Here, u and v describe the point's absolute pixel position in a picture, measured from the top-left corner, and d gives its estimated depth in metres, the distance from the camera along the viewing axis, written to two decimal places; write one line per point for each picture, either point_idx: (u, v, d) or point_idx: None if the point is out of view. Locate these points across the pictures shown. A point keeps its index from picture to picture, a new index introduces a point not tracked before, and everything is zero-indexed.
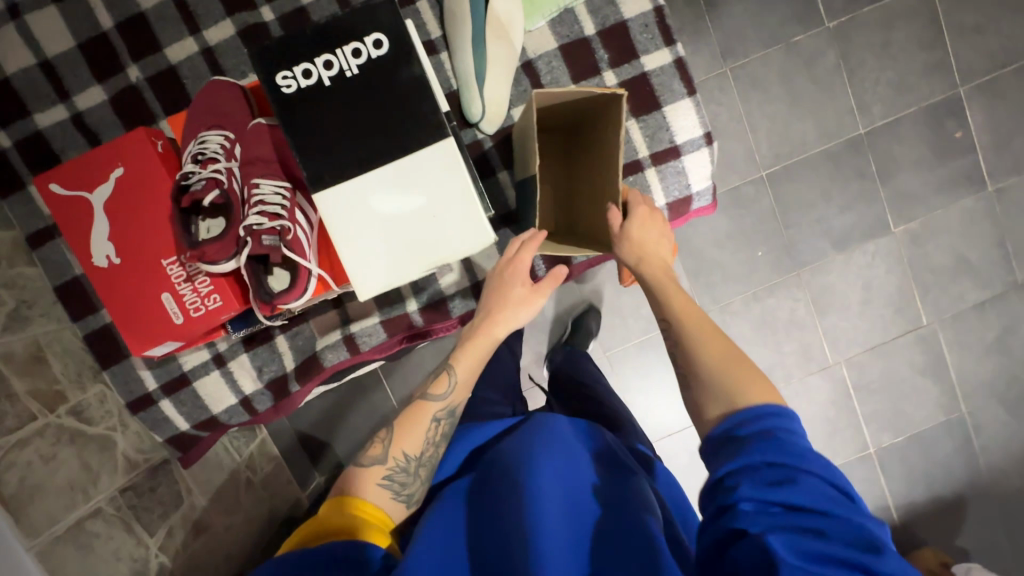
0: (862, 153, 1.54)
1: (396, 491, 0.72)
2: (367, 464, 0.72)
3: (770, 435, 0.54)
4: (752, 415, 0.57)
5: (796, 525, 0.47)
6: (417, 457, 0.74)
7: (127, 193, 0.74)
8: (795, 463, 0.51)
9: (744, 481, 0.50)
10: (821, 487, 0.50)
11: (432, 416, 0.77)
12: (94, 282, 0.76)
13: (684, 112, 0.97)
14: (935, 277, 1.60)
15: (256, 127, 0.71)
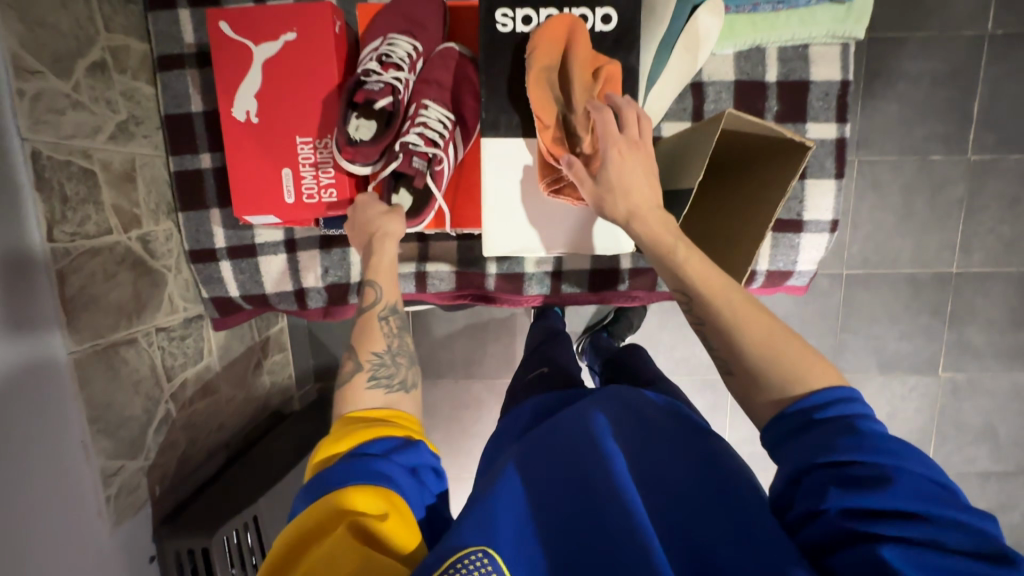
0: (944, 291, 1.52)
1: (386, 384, 0.63)
2: (347, 379, 0.63)
3: (853, 422, 0.49)
4: (818, 399, 0.51)
5: (904, 533, 0.43)
6: (388, 349, 0.65)
7: (291, 60, 0.73)
8: (885, 457, 0.46)
9: (834, 488, 0.46)
10: (921, 483, 0.46)
11: (377, 317, 0.67)
12: (226, 131, 0.75)
13: (823, 192, 0.95)
14: (957, 433, 1.60)
15: (446, 51, 0.75)
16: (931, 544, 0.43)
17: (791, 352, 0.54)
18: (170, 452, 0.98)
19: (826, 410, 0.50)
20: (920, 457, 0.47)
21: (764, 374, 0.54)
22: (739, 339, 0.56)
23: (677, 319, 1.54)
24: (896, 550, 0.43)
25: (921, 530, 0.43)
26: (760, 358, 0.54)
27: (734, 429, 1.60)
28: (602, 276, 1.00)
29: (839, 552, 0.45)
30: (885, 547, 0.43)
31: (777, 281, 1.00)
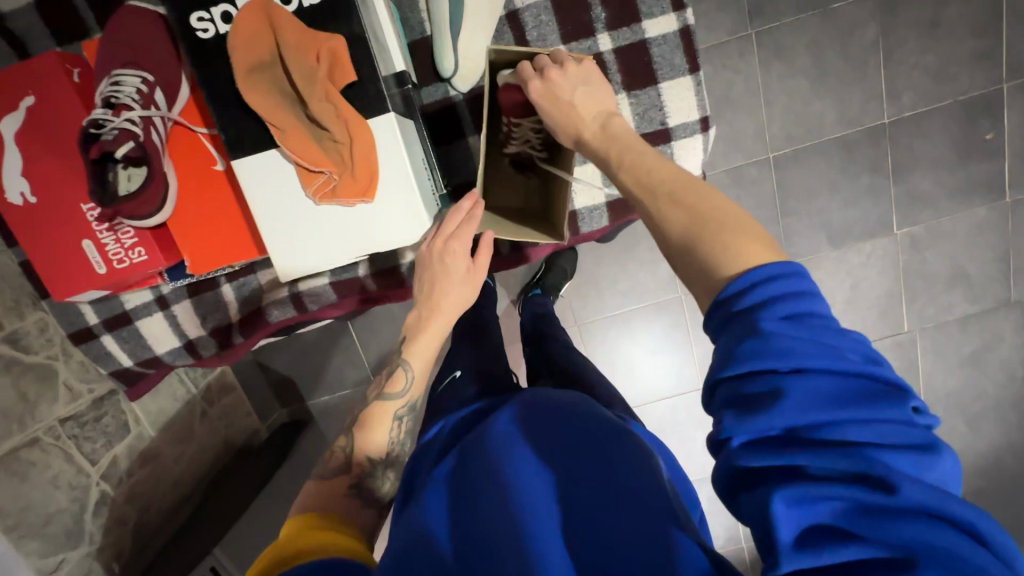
0: (880, 145, 1.43)
1: (365, 498, 0.66)
2: (329, 476, 0.67)
3: (759, 319, 0.38)
4: (765, 280, 0.39)
5: (795, 461, 0.36)
6: (382, 458, 0.70)
7: (42, 128, 0.67)
8: (786, 364, 0.37)
9: (727, 410, 0.38)
10: (827, 384, 0.36)
11: (393, 415, 0.73)
12: (10, 219, 0.70)
13: (682, 91, 0.87)
14: (926, 285, 1.54)
15: (130, 13, 0.66)
16: (822, 466, 0.36)
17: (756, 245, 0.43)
18: (120, 528, 1.00)
19: (757, 293, 0.39)
20: (832, 349, 0.37)
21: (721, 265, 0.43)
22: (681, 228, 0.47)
23: (613, 251, 1.48)
24: (787, 488, 0.36)
25: (818, 455, 0.35)
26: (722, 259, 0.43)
27: (700, 343, 1.56)
28: None
29: (742, 493, 0.38)
30: (783, 486, 0.35)
31: None
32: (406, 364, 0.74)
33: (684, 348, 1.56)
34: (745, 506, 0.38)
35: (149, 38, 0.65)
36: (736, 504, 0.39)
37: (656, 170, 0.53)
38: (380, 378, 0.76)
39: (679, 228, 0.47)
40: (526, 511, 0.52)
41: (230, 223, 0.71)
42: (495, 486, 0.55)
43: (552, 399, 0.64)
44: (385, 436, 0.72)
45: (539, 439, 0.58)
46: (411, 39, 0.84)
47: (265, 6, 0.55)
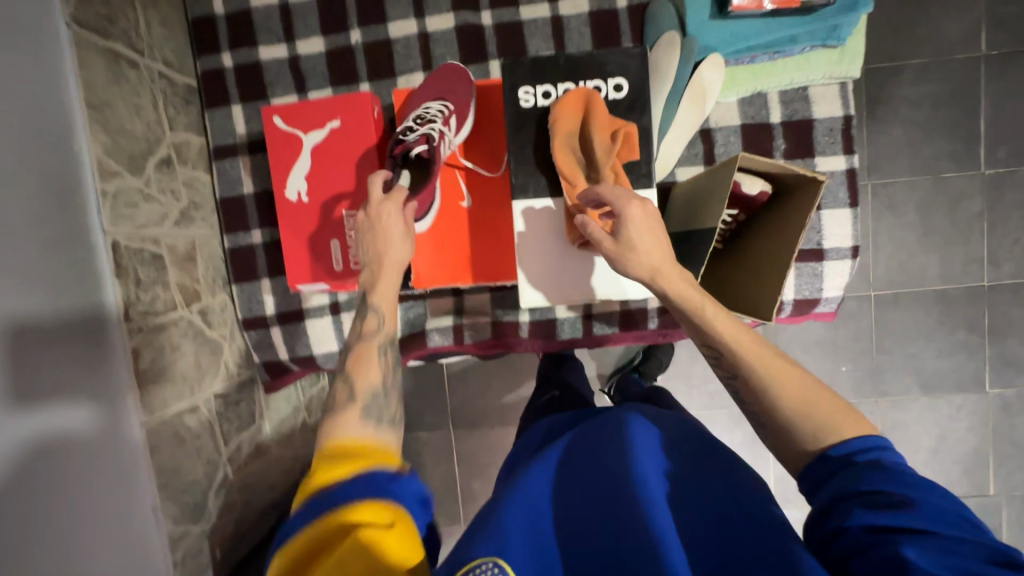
0: (979, 305, 1.51)
1: (378, 418, 0.63)
2: (339, 409, 0.63)
3: (883, 463, 0.53)
4: (857, 444, 0.56)
5: (932, 544, 0.47)
6: (382, 385, 0.67)
7: (333, 146, 0.82)
8: (908, 488, 0.51)
9: (857, 507, 0.51)
10: (943, 510, 0.49)
11: (378, 349, 0.70)
12: (280, 211, 0.84)
13: (839, 220, 0.99)
14: (1015, 451, 1.54)
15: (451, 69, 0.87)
16: (955, 553, 0.47)
17: (829, 411, 0.59)
18: (228, 514, 1.02)
19: (859, 453, 0.55)
20: (938, 488, 0.52)
21: (798, 427, 0.59)
22: (775, 386, 0.62)
23: None
24: (927, 555, 0.46)
25: (946, 543, 0.47)
26: (804, 420, 0.59)
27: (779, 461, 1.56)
28: (632, 316, 1.03)
29: (863, 560, 0.49)
30: (912, 550, 0.46)
31: (805, 309, 1.02)
32: (373, 306, 0.72)
33: (762, 462, 1.56)
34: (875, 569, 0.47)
35: (461, 82, 0.86)
36: (857, 565, 0.49)
37: (729, 326, 0.67)
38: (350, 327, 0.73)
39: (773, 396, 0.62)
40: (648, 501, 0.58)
41: None
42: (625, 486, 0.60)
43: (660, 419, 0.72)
44: (378, 362, 0.69)
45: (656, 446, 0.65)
46: None
47: (587, 93, 0.80)
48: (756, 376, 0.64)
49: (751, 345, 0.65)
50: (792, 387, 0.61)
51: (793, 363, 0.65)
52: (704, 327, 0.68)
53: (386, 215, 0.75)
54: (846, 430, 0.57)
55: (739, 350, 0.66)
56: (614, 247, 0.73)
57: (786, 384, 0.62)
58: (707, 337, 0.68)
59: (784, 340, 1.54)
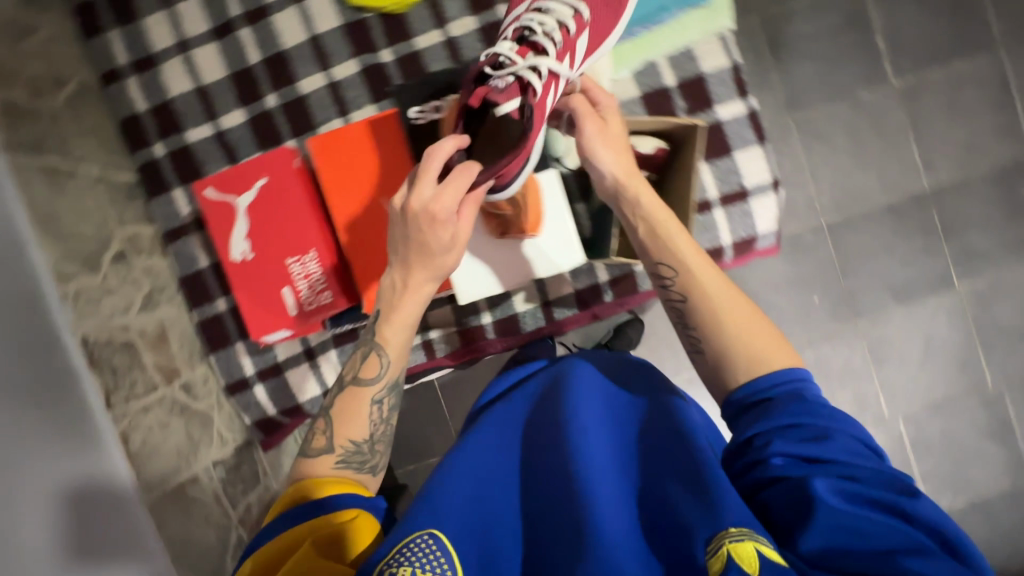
0: (927, 208, 1.56)
1: (355, 466, 0.74)
2: (315, 457, 0.73)
3: (797, 398, 0.59)
4: (773, 380, 0.62)
5: (831, 472, 0.53)
6: (368, 439, 0.76)
7: (265, 202, 0.87)
8: (822, 425, 0.56)
9: (775, 439, 0.57)
10: (851, 445, 0.55)
11: (371, 399, 0.77)
12: (229, 273, 0.88)
13: (753, 159, 1.05)
14: (1001, 337, 1.57)
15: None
16: (853, 479, 0.52)
17: (765, 345, 0.66)
18: None
19: (775, 388, 0.62)
20: (848, 422, 0.57)
21: (734, 353, 0.66)
22: (722, 318, 0.69)
23: None
24: (827, 485, 0.52)
25: (846, 472, 0.53)
26: (740, 345, 0.67)
27: None
28: (587, 293, 1.08)
29: (773, 490, 0.55)
30: (818, 479, 0.52)
31: (745, 248, 1.07)
32: (379, 352, 0.78)
33: None
34: (782, 498, 0.54)
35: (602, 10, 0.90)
36: (768, 495, 0.56)
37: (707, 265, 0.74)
38: (352, 361, 0.80)
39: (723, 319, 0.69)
40: (582, 450, 0.68)
41: None
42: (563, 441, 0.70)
43: (600, 368, 0.81)
44: (362, 418, 0.76)
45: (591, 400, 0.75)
46: None
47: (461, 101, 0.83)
48: (706, 309, 0.71)
49: (712, 284, 0.72)
50: (740, 320, 0.68)
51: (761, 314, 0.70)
52: (666, 248, 0.76)
53: (435, 211, 0.72)
54: (775, 362, 0.64)
55: (699, 288, 0.72)
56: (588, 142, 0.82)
57: (732, 319, 0.69)
58: (662, 256, 0.75)
59: (753, 286, 1.58)
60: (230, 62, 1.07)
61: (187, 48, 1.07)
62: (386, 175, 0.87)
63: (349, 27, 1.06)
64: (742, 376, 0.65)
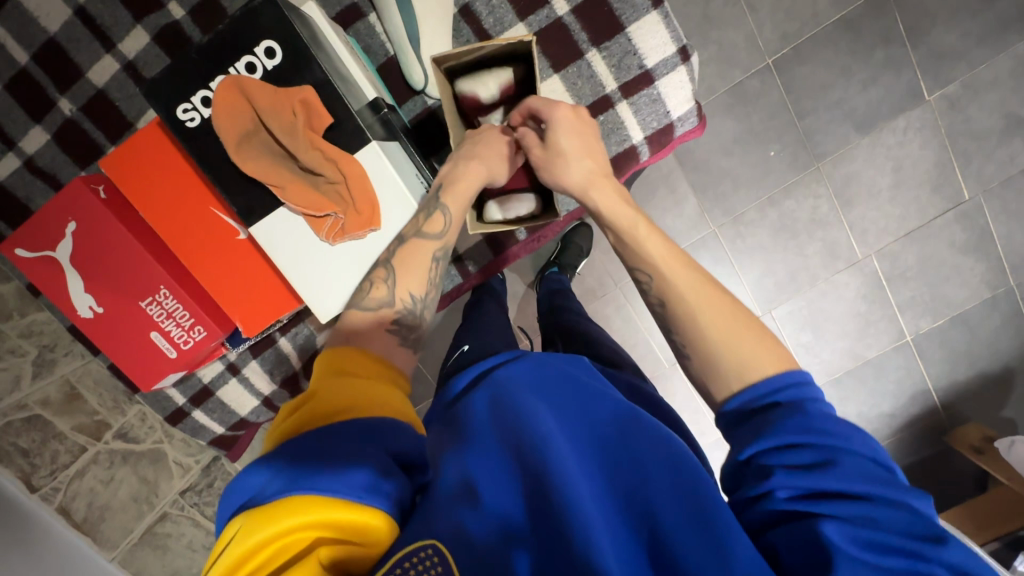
0: (887, 13, 1.33)
1: (404, 338, 0.57)
2: (366, 306, 0.56)
3: (801, 406, 0.51)
4: (776, 382, 0.54)
5: (845, 514, 0.45)
6: (422, 300, 0.60)
7: (87, 250, 0.75)
8: (826, 443, 0.48)
9: (778, 467, 0.48)
10: (865, 466, 0.47)
11: (431, 255, 0.61)
12: (86, 331, 0.79)
13: (652, 28, 0.85)
14: (977, 144, 1.42)
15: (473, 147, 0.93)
16: (872, 523, 0.44)
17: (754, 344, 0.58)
18: None
19: (780, 395, 0.53)
20: (863, 437, 0.49)
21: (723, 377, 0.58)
22: (693, 308, 0.61)
23: None
24: (838, 527, 0.44)
25: (865, 515, 0.44)
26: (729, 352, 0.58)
27: (747, 271, 1.52)
28: (497, 236, 0.98)
29: (781, 531, 0.46)
30: (828, 523, 0.44)
31: (663, 140, 0.91)
32: (443, 205, 0.62)
33: (733, 279, 1.52)
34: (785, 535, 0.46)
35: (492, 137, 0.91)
36: (773, 536, 0.47)
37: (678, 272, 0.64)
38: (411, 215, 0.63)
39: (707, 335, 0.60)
40: (556, 466, 0.51)
41: (262, 282, 0.77)
42: (526, 449, 0.52)
43: (544, 360, 0.65)
44: (426, 277, 0.60)
45: (549, 397, 0.59)
46: (378, 63, 0.87)
47: (235, 79, 0.57)
48: (679, 305, 0.62)
49: (681, 272, 0.64)
50: (716, 310, 0.60)
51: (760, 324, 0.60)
52: (634, 251, 0.68)
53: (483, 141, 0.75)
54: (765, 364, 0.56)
55: (668, 282, 0.64)
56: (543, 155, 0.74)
57: (710, 312, 0.60)
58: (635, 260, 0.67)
59: (701, 156, 1.43)
60: None
61: None
62: (203, 182, 0.73)
63: None
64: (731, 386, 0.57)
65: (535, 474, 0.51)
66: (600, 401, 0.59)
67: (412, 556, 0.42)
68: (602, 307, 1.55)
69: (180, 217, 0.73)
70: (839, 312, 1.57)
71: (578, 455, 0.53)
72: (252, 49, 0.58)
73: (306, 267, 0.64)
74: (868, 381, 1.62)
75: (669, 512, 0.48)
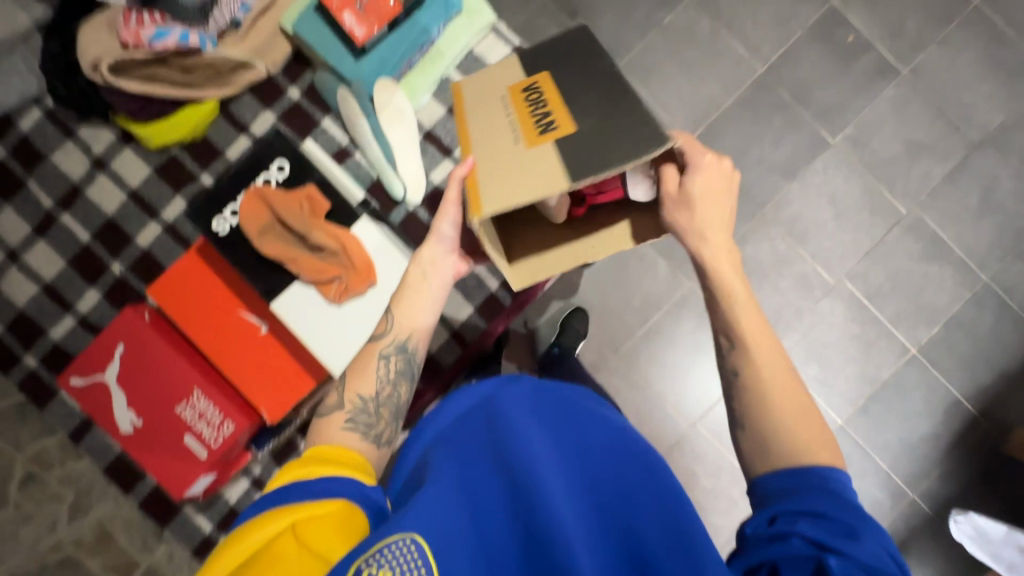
0: (771, 89, 1.63)
1: (364, 432, 0.63)
2: (326, 414, 0.65)
3: (838, 493, 0.56)
4: (796, 476, 0.60)
5: (853, 561, 0.48)
6: (374, 397, 0.67)
7: (132, 368, 0.86)
8: (851, 521, 0.53)
9: (803, 522, 0.53)
10: (884, 551, 0.50)
11: (380, 354, 0.69)
12: (126, 447, 0.86)
13: None
14: (892, 168, 1.63)
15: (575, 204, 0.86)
16: (873, 575, 0.48)
17: (814, 429, 0.65)
18: None
19: (818, 481, 0.58)
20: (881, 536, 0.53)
21: (785, 434, 0.65)
22: (762, 383, 0.69)
23: (613, 278, 1.61)
24: (842, 564, 0.48)
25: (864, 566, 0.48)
26: (795, 430, 0.64)
27: None
28: (487, 306, 1.09)
29: (787, 563, 0.50)
30: (833, 559, 0.48)
31: None
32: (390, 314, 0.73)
33: None
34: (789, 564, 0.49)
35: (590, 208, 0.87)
36: (782, 565, 0.50)
37: (753, 315, 0.74)
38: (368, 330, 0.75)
39: (771, 400, 0.68)
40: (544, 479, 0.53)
41: (285, 369, 0.87)
42: (516, 466, 0.55)
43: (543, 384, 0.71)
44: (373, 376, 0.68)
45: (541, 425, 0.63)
46: (366, 186, 1.08)
47: (257, 189, 0.74)
48: (761, 374, 0.69)
49: (762, 348, 0.71)
50: (785, 390, 0.68)
51: (815, 399, 0.68)
52: (728, 314, 0.74)
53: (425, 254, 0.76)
54: (818, 458, 0.62)
55: (750, 359, 0.71)
56: (675, 198, 0.78)
57: (779, 395, 0.68)
58: (719, 323, 0.75)
59: None
60: (64, 250, 1.07)
61: (18, 255, 1.07)
62: (232, 290, 0.87)
63: (162, 170, 1.08)
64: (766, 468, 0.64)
65: (527, 493, 0.52)
66: (590, 434, 0.64)
67: (393, 544, 0.46)
68: (609, 378, 1.61)
69: (217, 326, 0.87)
70: (836, 339, 1.61)
71: (582, 498, 0.55)
72: (267, 168, 0.77)
73: (321, 330, 0.75)
74: (894, 403, 1.59)
75: (651, 543, 0.50)
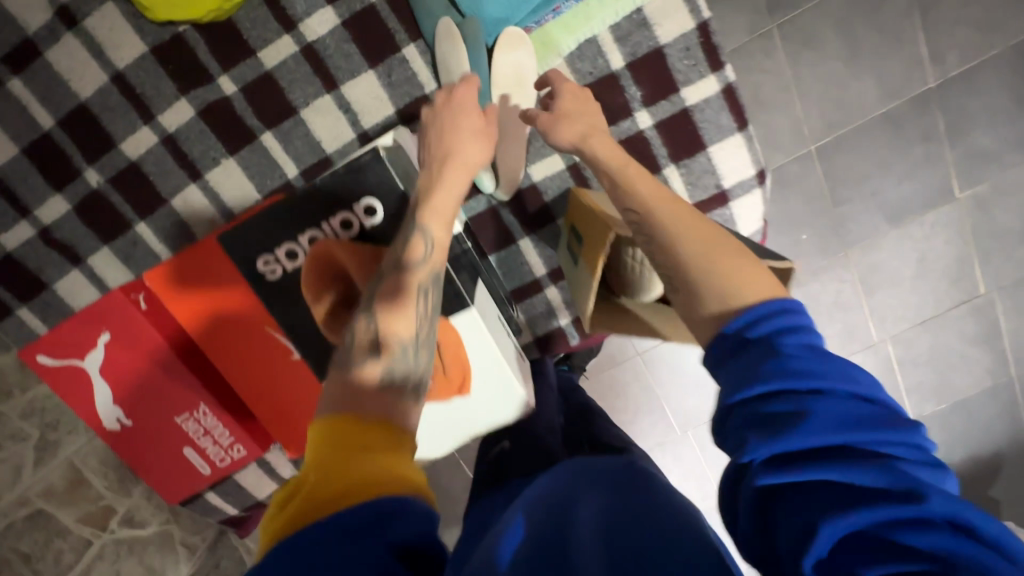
0: (930, 111, 1.32)
1: (401, 359, 0.51)
2: (352, 362, 0.50)
3: (777, 345, 0.44)
4: (761, 314, 0.46)
5: (843, 500, 0.37)
6: (416, 336, 0.53)
7: (118, 363, 0.68)
8: (812, 388, 0.41)
9: (756, 440, 0.41)
10: (847, 410, 0.40)
11: (418, 284, 0.56)
12: (110, 445, 0.71)
13: (734, 150, 0.82)
14: (997, 243, 1.44)
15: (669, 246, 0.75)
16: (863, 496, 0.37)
17: (746, 272, 0.50)
18: None
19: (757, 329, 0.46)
20: (840, 370, 0.42)
21: (707, 289, 0.50)
22: (674, 238, 0.54)
23: None
24: (847, 521, 0.35)
25: (862, 501, 0.36)
26: (716, 283, 0.49)
27: None
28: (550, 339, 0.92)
29: (778, 518, 0.38)
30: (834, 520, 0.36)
31: None
32: (421, 228, 0.58)
33: None
34: (752, 516, 0.40)
35: None
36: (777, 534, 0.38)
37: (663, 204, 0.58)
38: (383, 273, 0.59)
39: (687, 271, 0.52)
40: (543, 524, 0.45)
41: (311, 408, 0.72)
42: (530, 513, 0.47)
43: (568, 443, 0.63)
44: (414, 308, 0.54)
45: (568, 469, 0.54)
46: None
47: (329, 244, 0.61)
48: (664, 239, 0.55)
49: (672, 208, 0.56)
50: (716, 250, 0.52)
51: (747, 250, 0.53)
52: (625, 192, 0.60)
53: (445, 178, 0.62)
54: (748, 295, 0.48)
55: (650, 216, 0.57)
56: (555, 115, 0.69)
57: (698, 241, 0.53)
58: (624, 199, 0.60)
59: None
60: (15, 131, 0.77)
61: None
62: (254, 302, 0.66)
63: (165, 53, 0.75)
64: (710, 333, 0.49)
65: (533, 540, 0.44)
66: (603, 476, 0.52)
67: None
68: None
69: (235, 343, 0.68)
70: None
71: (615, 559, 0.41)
72: (352, 206, 0.62)
73: None
74: None
75: None
